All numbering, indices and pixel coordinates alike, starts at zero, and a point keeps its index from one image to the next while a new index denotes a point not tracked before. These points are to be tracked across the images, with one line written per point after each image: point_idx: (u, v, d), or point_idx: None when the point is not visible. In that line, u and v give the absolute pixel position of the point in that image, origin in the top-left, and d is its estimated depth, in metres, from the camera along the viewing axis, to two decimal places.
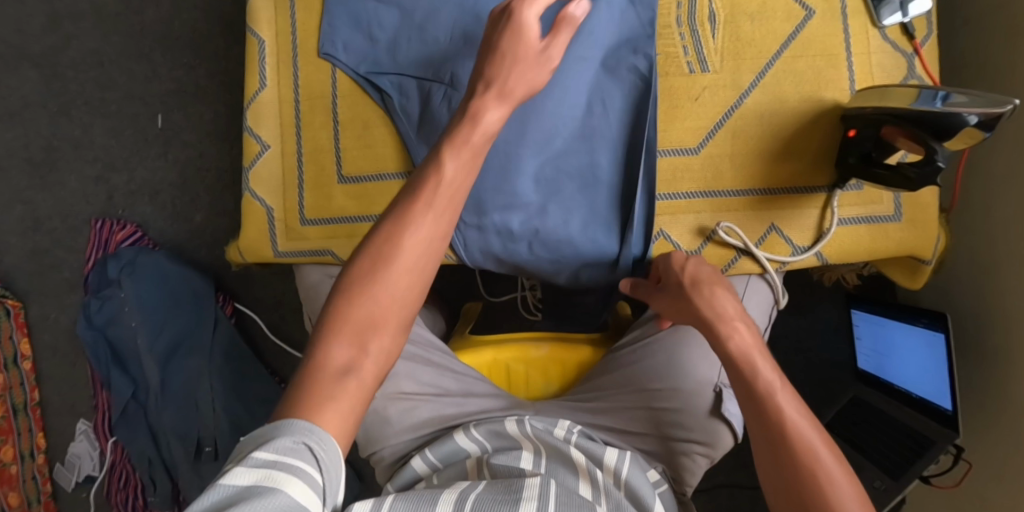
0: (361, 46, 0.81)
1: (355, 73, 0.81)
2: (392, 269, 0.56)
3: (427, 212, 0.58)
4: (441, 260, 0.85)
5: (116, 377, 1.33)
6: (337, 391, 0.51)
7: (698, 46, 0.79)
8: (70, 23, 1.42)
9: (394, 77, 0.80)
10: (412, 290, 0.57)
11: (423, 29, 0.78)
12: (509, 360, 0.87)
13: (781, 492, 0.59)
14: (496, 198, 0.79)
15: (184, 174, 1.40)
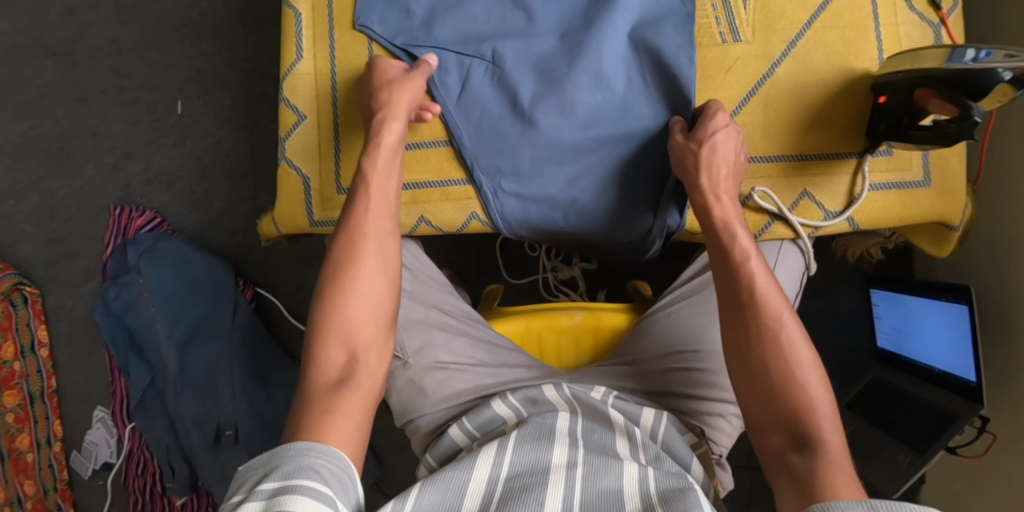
0: (398, 20, 0.82)
1: (391, 44, 0.82)
2: (359, 280, 0.68)
3: (373, 229, 0.70)
4: (476, 228, 0.86)
5: (134, 363, 1.34)
6: (333, 393, 0.62)
7: (730, 16, 0.80)
8: (88, 12, 1.42)
9: (430, 48, 0.81)
10: (381, 294, 0.68)
11: (467, 4, 0.81)
12: (543, 329, 0.88)
13: (761, 407, 0.62)
14: (534, 167, 0.81)
15: (203, 161, 1.40)
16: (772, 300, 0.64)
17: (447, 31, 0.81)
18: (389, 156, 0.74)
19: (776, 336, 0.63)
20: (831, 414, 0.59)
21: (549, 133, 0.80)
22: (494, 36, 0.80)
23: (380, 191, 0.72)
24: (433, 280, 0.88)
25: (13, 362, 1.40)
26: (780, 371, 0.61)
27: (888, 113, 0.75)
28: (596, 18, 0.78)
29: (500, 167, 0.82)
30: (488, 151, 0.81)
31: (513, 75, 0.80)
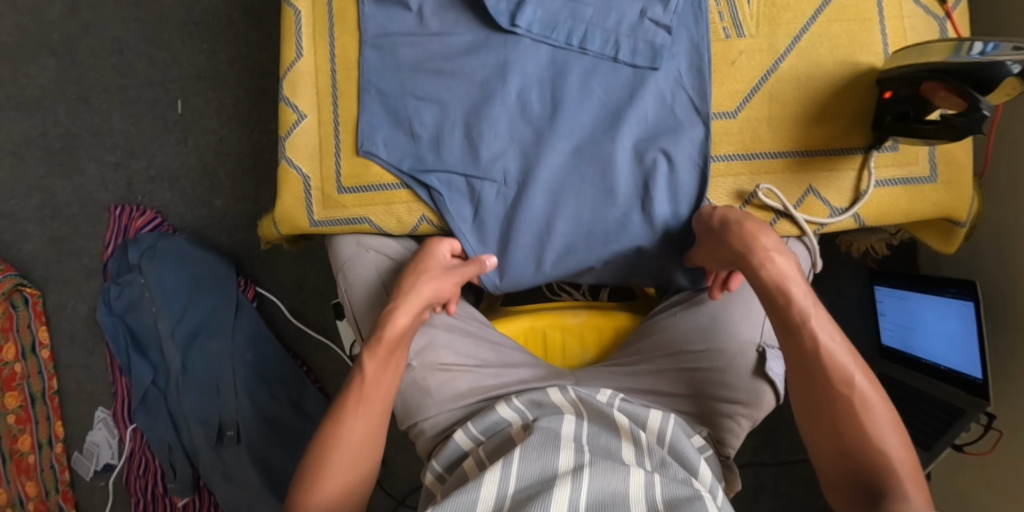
0: (393, 55, 0.80)
1: (396, 169, 0.80)
2: (330, 468, 0.67)
3: (358, 409, 0.70)
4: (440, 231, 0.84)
5: (137, 362, 1.34)
6: None
7: (734, 11, 0.80)
8: (89, 11, 1.42)
9: (440, 173, 0.79)
10: (351, 473, 0.69)
11: (463, 93, 0.78)
12: (546, 326, 0.87)
13: (839, 465, 0.64)
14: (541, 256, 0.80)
15: (204, 159, 1.39)
16: (840, 363, 0.65)
17: (452, 144, 0.78)
18: (387, 353, 0.73)
19: (850, 396, 0.64)
20: (909, 467, 0.62)
21: (553, 212, 0.79)
22: (485, 81, 0.77)
23: (376, 391, 0.72)
24: None
25: (15, 362, 1.38)
26: (855, 433, 0.63)
27: (893, 108, 0.74)
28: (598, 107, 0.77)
29: (502, 209, 0.80)
30: (489, 194, 0.79)
31: (508, 121, 0.77)
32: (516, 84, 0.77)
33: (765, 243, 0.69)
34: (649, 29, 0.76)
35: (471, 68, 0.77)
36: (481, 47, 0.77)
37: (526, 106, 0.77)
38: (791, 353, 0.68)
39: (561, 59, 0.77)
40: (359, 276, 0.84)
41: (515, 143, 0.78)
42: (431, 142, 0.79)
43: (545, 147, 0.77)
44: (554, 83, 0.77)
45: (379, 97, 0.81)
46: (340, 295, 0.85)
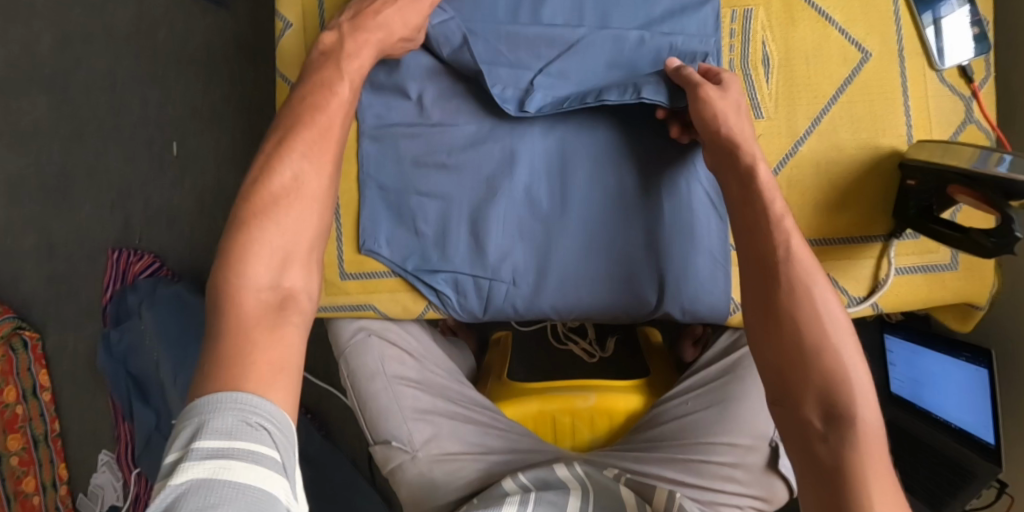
0: (394, 147, 0.80)
1: (403, 270, 0.79)
2: (272, 230, 0.58)
3: (303, 212, 0.61)
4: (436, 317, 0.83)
5: (140, 407, 1.32)
6: (264, 322, 0.54)
7: (753, 91, 0.76)
8: (81, 46, 1.38)
9: (447, 273, 0.78)
10: (301, 240, 0.60)
11: (467, 178, 0.79)
12: (556, 410, 0.85)
13: (788, 381, 0.60)
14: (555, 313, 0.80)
15: (202, 201, 1.37)
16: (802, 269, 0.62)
17: (456, 233, 0.78)
18: (329, 159, 0.65)
19: (811, 303, 0.60)
20: (868, 399, 0.57)
21: (562, 289, 0.78)
22: (493, 176, 0.78)
23: (315, 179, 0.63)
24: (441, 366, 0.85)
25: (17, 405, 1.36)
26: (812, 345, 0.59)
27: (916, 199, 0.72)
28: (606, 185, 0.77)
29: (513, 307, 0.79)
30: (499, 290, 0.78)
31: (515, 215, 0.78)
32: (524, 180, 0.78)
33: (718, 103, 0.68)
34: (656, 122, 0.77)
35: (478, 162, 0.78)
36: (486, 140, 0.79)
37: (533, 202, 0.78)
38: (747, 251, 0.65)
39: (568, 157, 0.78)
40: (362, 366, 0.81)
41: (522, 238, 0.78)
42: (441, 239, 0.78)
43: (555, 245, 0.78)
44: (562, 175, 0.78)
45: (378, 189, 0.80)
46: (345, 383, 0.83)
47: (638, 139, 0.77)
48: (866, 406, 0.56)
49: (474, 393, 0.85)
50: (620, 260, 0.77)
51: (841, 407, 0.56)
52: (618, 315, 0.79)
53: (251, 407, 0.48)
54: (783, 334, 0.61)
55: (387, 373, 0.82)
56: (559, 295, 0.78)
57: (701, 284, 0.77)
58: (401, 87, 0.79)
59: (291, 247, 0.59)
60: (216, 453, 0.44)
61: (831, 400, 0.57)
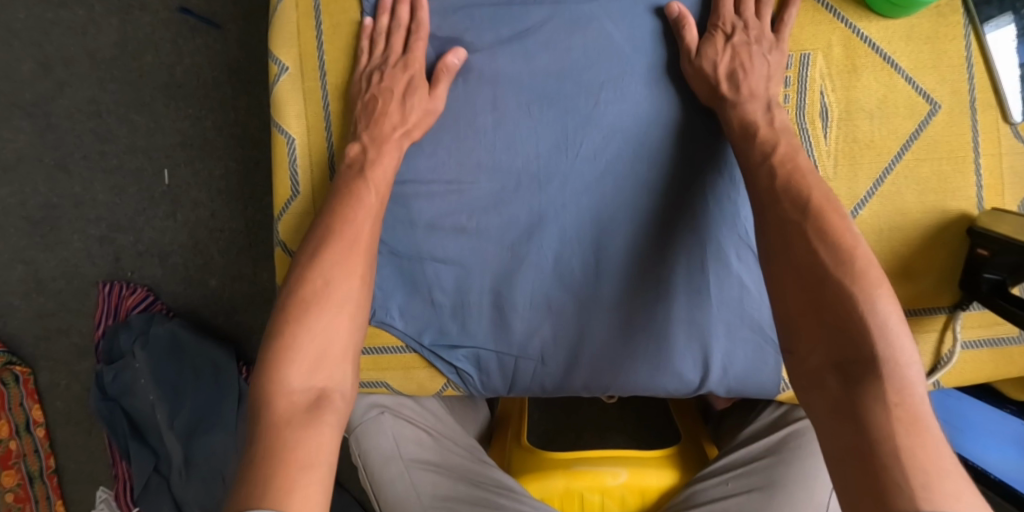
0: (409, 210, 0.72)
1: (419, 344, 0.74)
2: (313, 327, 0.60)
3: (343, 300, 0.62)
4: (454, 393, 0.77)
5: (136, 449, 1.26)
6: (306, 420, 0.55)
7: (808, 148, 0.69)
8: (63, 69, 1.29)
9: (467, 349, 0.73)
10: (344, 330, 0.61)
11: (486, 241, 0.72)
12: (584, 488, 0.78)
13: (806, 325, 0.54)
14: (585, 383, 0.72)
15: (196, 235, 1.29)
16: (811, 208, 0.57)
17: (477, 302, 0.72)
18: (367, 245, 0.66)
19: (834, 245, 0.55)
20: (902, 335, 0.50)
21: (596, 361, 0.71)
22: (516, 241, 0.71)
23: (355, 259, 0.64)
24: (461, 446, 0.77)
25: (9, 441, 1.32)
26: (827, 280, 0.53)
27: (989, 273, 0.65)
28: (640, 243, 0.70)
29: (541, 385, 0.73)
30: (526, 367, 0.72)
31: (543, 287, 0.71)
32: (552, 246, 0.71)
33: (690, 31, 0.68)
34: (704, 185, 0.69)
35: (499, 225, 0.71)
36: (505, 198, 0.71)
37: (564, 271, 0.71)
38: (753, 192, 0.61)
39: (599, 206, 0.70)
40: (373, 446, 0.74)
41: (551, 311, 0.71)
42: (463, 311, 0.73)
43: (588, 319, 0.71)
44: (592, 235, 0.71)
45: (391, 256, 0.73)
46: (354, 463, 0.75)
47: (684, 206, 0.69)
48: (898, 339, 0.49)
49: (495, 475, 0.74)
50: (661, 327, 0.70)
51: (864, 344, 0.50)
52: (656, 392, 0.73)
53: None
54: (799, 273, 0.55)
55: (402, 456, 0.74)
56: (592, 368, 0.71)
57: (755, 355, 0.70)
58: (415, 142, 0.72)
59: (330, 347, 0.60)
60: None
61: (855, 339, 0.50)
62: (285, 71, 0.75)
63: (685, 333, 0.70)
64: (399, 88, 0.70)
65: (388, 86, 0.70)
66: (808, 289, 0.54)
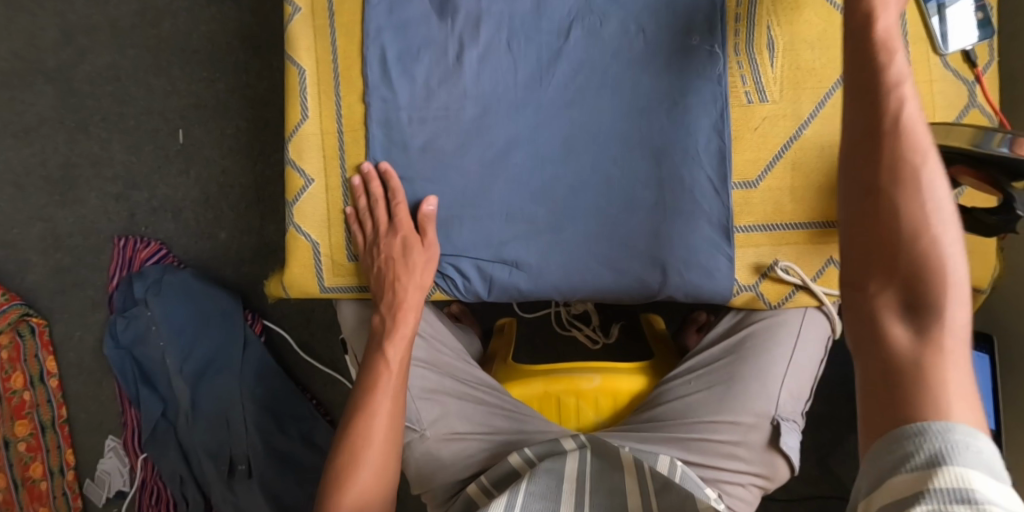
0: (401, 133, 0.80)
1: None
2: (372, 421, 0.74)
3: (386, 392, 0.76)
4: (442, 297, 0.85)
5: (145, 395, 1.34)
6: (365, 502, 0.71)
7: (757, 75, 0.77)
8: (85, 37, 1.39)
9: (452, 258, 0.81)
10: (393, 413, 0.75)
11: (465, 157, 0.80)
12: (561, 392, 0.87)
13: (874, 264, 0.54)
14: (556, 284, 0.80)
15: (207, 191, 1.37)
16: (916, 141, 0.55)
17: (458, 212, 0.80)
18: (401, 338, 0.78)
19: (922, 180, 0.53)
20: (962, 300, 0.50)
21: (566, 266, 0.79)
22: (493, 159, 0.79)
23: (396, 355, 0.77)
24: (450, 349, 0.89)
25: (24, 390, 1.39)
26: (909, 232, 0.53)
27: None
28: (605, 157, 0.78)
29: (517, 288, 0.81)
30: (501, 273, 0.80)
31: (518, 198, 0.79)
32: (526, 162, 0.79)
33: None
34: (663, 105, 0.77)
35: (479, 143, 0.79)
36: (485, 119, 0.79)
37: (536, 181, 0.79)
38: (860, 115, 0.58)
39: (569, 130, 0.79)
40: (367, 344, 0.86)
41: (525, 225, 0.79)
42: (445, 226, 0.80)
43: (556, 228, 0.79)
44: (562, 151, 0.79)
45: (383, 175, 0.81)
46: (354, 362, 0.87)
47: (643, 130, 0.78)
48: (956, 307, 0.50)
49: (479, 374, 0.88)
50: (622, 231, 0.78)
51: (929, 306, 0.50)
52: (622, 296, 0.81)
53: None
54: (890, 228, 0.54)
55: None
56: (563, 270, 0.79)
57: (712, 248, 0.78)
58: (410, 68, 0.80)
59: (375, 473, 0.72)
60: None
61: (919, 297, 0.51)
62: (298, 11, 0.82)
63: (645, 235, 0.78)
64: (381, 252, 0.79)
65: (386, 253, 0.79)
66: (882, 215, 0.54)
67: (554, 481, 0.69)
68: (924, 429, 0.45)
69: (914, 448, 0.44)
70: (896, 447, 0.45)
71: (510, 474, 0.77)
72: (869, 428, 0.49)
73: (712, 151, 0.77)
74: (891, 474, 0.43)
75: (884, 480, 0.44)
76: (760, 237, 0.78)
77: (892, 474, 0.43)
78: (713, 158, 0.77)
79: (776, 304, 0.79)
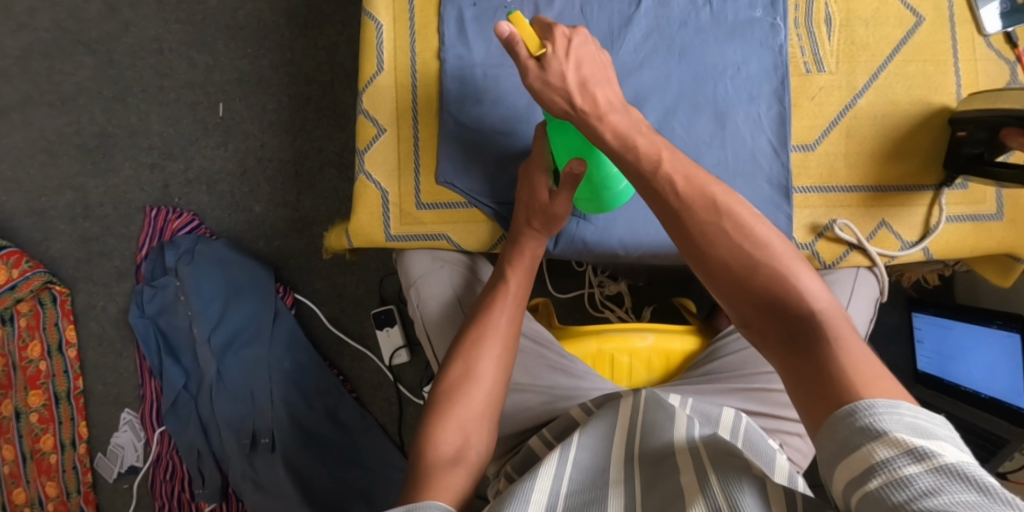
0: (474, 88, 0.83)
1: (477, 201, 0.84)
2: (489, 336, 0.75)
3: (504, 304, 0.78)
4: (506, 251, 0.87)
5: (169, 367, 1.31)
6: (469, 417, 0.70)
7: (815, 47, 0.82)
8: (131, 10, 1.41)
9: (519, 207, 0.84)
10: (509, 332, 0.76)
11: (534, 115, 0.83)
12: (615, 350, 0.89)
13: (745, 309, 0.59)
14: (618, 239, 0.84)
15: (245, 164, 1.39)
16: (698, 189, 0.62)
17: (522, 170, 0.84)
18: (528, 270, 0.81)
19: (734, 225, 0.60)
20: (813, 286, 0.57)
21: (629, 226, 0.83)
22: None
23: (517, 274, 0.80)
24: None
25: (40, 360, 1.36)
26: (742, 268, 0.59)
27: (969, 149, 0.77)
28: (674, 118, 0.81)
29: (583, 241, 0.84)
30: (570, 225, 0.84)
31: None
32: None
33: (521, 57, 0.67)
34: (728, 73, 0.81)
35: None
36: None
37: None
38: (643, 189, 0.64)
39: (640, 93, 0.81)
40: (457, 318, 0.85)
41: None
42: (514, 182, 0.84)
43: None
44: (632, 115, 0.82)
45: (456, 126, 0.83)
46: (412, 310, 0.87)
47: (708, 95, 0.81)
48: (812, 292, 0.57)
49: (538, 328, 0.90)
50: None
51: (793, 316, 0.56)
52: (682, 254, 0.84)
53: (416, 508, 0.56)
54: (720, 271, 0.60)
55: None
56: (626, 228, 0.83)
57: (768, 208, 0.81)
58: (486, 28, 0.84)
59: (472, 412, 0.70)
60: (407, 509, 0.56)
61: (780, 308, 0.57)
62: None
63: None
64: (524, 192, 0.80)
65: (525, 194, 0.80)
66: (705, 263, 0.61)
67: (605, 431, 0.74)
68: (855, 406, 0.48)
69: (872, 445, 0.45)
70: (842, 426, 0.48)
71: (570, 425, 0.80)
72: (813, 417, 0.51)
73: (771, 116, 0.81)
74: (844, 455, 0.46)
75: (841, 458, 0.47)
76: (817, 199, 0.81)
77: (846, 452, 0.46)
78: (773, 122, 0.81)
79: (831, 264, 0.82)
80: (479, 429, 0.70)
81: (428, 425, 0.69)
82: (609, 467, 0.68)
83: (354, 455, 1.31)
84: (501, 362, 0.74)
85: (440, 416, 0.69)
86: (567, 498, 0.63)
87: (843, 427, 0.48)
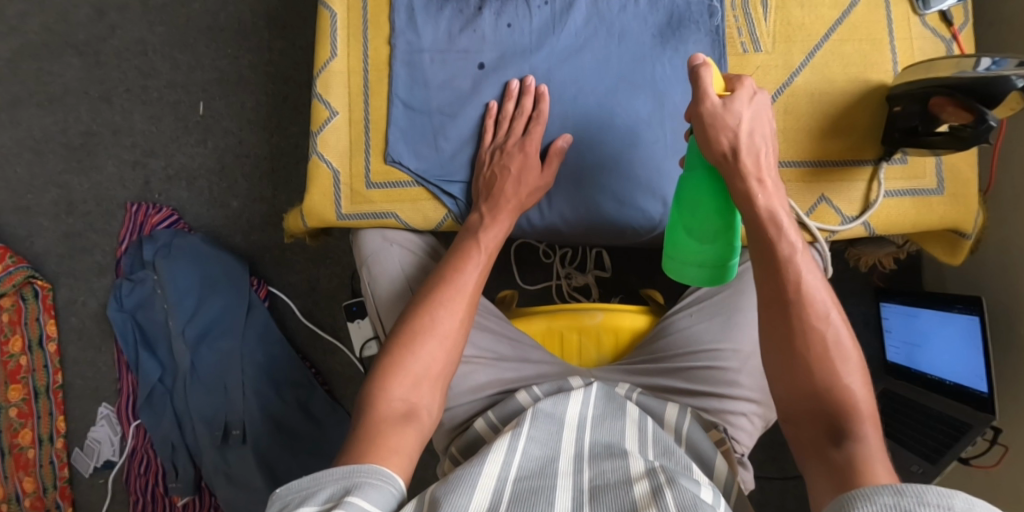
0: (422, 71, 0.86)
1: (421, 177, 0.87)
2: (455, 297, 0.76)
3: (473, 267, 0.78)
4: (452, 227, 0.89)
5: (145, 359, 1.32)
6: (416, 380, 0.70)
7: (752, 29, 0.84)
8: (117, 13, 1.46)
9: (462, 183, 0.87)
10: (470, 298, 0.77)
11: (479, 95, 0.86)
12: (565, 328, 0.91)
13: (804, 411, 0.63)
14: (551, 214, 0.87)
15: (223, 160, 1.42)
16: (814, 294, 0.65)
17: (466, 150, 0.87)
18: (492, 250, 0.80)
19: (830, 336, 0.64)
20: (872, 418, 0.61)
21: (556, 209, 0.87)
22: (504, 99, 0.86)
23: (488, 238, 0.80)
24: None
25: (21, 355, 1.38)
26: (823, 377, 0.63)
27: (902, 124, 0.78)
28: (613, 97, 0.84)
29: (529, 222, 0.88)
30: None
31: None
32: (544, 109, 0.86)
33: (710, 89, 0.66)
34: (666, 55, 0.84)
35: (497, 86, 0.86)
36: (501, 64, 0.86)
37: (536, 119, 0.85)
38: (774, 275, 0.66)
39: (581, 78, 0.85)
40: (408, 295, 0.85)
41: None
42: (459, 160, 0.87)
43: (576, 160, 0.85)
44: (573, 94, 0.85)
45: (404, 109, 0.87)
46: (364, 290, 0.88)
47: (648, 73, 0.84)
48: (871, 422, 0.61)
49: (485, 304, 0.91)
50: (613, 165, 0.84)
51: (848, 434, 0.60)
52: (624, 231, 0.86)
53: (355, 471, 0.59)
54: (801, 372, 0.63)
55: None
56: (553, 211, 0.87)
57: None
58: (437, 13, 0.87)
59: (428, 373, 0.71)
60: (347, 472, 0.59)
61: (840, 425, 0.61)
62: None
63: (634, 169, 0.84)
64: (500, 158, 0.83)
65: (505, 163, 0.82)
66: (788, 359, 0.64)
67: (554, 428, 0.71)
68: (901, 488, 0.47)
69: None
70: (875, 500, 0.47)
71: (518, 410, 0.80)
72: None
73: None
74: None
75: None
76: None
77: None
78: None
79: None
80: (422, 390, 0.70)
81: (374, 376, 0.70)
82: (557, 461, 0.65)
83: (326, 448, 1.31)
84: (459, 318, 0.75)
85: (386, 369, 0.70)
86: (514, 482, 0.61)
87: (859, 506, 0.47)
